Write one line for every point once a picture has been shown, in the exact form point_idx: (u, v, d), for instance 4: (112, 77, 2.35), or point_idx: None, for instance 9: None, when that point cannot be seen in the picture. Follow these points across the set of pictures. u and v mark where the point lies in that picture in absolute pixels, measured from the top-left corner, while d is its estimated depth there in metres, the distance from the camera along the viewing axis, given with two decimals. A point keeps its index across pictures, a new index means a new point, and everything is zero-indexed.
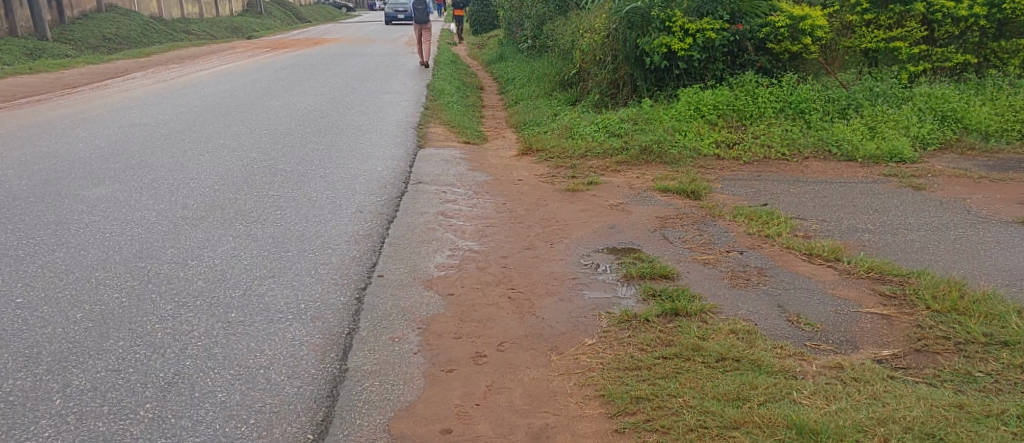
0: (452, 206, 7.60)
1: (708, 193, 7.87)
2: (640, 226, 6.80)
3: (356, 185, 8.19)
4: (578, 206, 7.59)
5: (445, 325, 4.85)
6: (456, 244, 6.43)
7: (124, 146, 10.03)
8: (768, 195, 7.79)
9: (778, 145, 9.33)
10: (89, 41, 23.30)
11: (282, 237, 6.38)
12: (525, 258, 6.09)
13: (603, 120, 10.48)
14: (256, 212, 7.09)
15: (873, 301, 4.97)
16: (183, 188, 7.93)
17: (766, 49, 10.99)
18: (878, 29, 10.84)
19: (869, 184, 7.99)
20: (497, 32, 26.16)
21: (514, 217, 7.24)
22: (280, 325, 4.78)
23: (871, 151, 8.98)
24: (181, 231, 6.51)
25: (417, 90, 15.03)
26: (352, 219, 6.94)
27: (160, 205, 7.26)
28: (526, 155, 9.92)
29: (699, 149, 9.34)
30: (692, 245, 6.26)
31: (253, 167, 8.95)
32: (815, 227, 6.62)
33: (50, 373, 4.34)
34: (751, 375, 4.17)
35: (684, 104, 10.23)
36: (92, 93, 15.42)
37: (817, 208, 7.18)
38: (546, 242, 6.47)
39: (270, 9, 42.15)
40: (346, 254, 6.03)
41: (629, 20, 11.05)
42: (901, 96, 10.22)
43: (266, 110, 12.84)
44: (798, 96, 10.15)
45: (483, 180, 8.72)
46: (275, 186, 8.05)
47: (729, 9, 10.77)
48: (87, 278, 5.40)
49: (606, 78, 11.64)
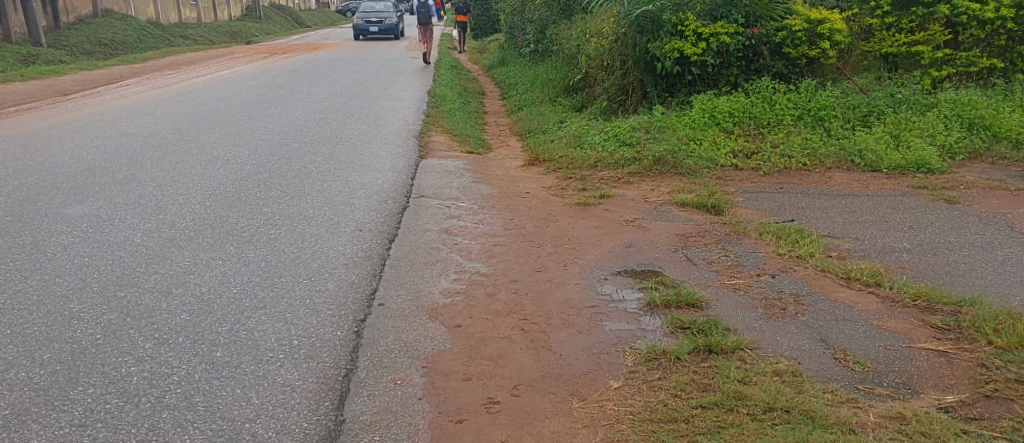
0: (457, 222, 7.16)
1: (729, 207, 7.46)
2: (659, 246, 6.37)
3: (354, 201, 7.74)
4: (591, 222, 7.16)
5: (452, 364, 4.38)
6: (461, 266, 5.98)
7: (111, 158, 9.60)
8: (792, 209, 7.38)
9: (799, 155, 8.88)
10: (84, 47, 22.85)
11: (275, 260, 5.91)
12: (536, 283, 5.65)
13: (612, 128, 10.04)
14: (248, 231, 6.64)
15: (925, 335, 4.49)
16: (171, 205, 7.50)
17: (782, 54, 10.49)
18: (899, 32, 10.37)
19: (900, 197, 7.54)
20: (498, 36, 25.71)
21: (523, 234, 6.80)
22: (269, 367, 4.30)
23: (896, 161, 8.56)
24: (166, 254, 6.08)
25: (417, 97, 14.55)
26: (351, 240, 6.47)
27: (146, 225, 6.83)
28: (532, 166, 9.46)
29: (715, 159, 8.92)
30: (720, 267, 5.81)
31: (247, 180, 8.54)
32: (848, 246, 6.18)
33: (6, 430, 3.88)
34: (805, 430, 3.72)
35: (697, 111, 9.82)
36: (84, 101, 15.05)
37: (847, 224, 6.75)
38: (559, 264, 6.03)
39: (268, 14, 41.66)
40: (344, 279, 5.57)
41: (638, 24, 10.63)
42: (925, 103, 9.76)
43: (261, 119, 12.41)
44: (816, 102, 9.70)
45: (489, 193, 8.27)
46: (270, 202, 7.62)
47: (744, 13, 10.40)
48: (59, 312, 4.96)
49: (613, 84, 11.22)
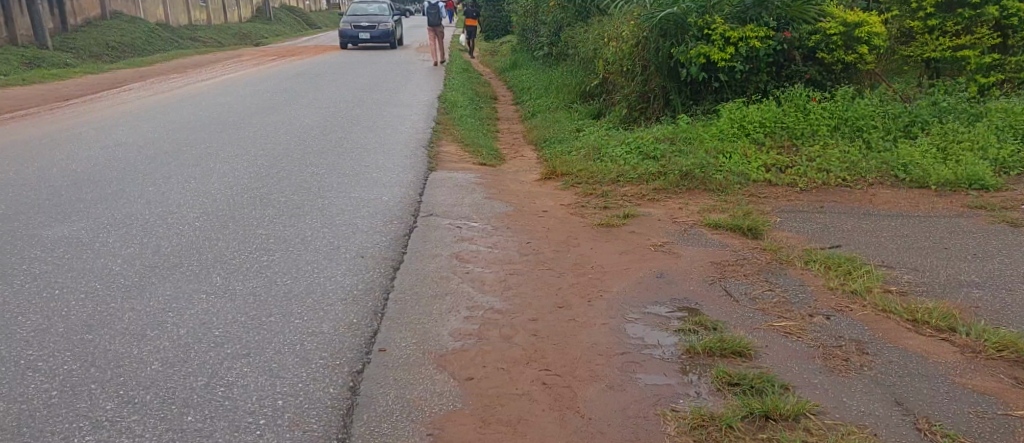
0: (469, 246, 6.52)
1: (767, 229, 6.81)
2: (694, 276, 5.72)
3: (357, 221, 7.09)
4: (616, 246, 6.50)
5: (465, 431, 3.88)
6: (474, 301, 5.33)
7: (102, 171, 8.99)
8: (838, 232, 6.73)
9: (837, 168, 8.20)
10: (90, 49, 22.33)
11: (265, 294, 5.24)
12: (559, 323, 5.00)
13: (634, 139, 9.37)
14: (238, 258, 6.00)
15: (1019, 398, 4.04)
16: (158, 226, 6.87)
17: (816, 59, 9.84)
18: (944, 36, 9.64)
19: (955, 220, 6.92)
20: (511, 37, 25.11)
21: (542, 261, 6.17)
22: (246, 438, 3.79)
23: (946, 177, 7.88)
24: (145, 286, 5.41)
25: (428, 102, 13.91)
26: (352, 268, 5.80)
27: (129, 249, 6.20)
28: (550, 180, 8.80)
29: (747, 174, 8.24)
30: (765, 305, 5.18)
31: (243, 196, 7.91)
32: (907, 279, 5.55)
33: None
34: None
35: (725, 121, 9.15)
36: (84, 106, 14.47)
37: (902, 252, 6.11)
38: (583, 298, 5.39)
39: (279, 15, 41.12)
40: (340, 319, 4.86)
41: (662, 27, 9.98)
42: (972, 112, 9.07)
43: (265, 127, 11.79)
44: (854, 111, 9.01)
45: (504, 211, 7.62)
46: (266, 222, 6.98)
47: (775, 15, 9.73)
48: (15, 359, 4.34)
49: (634, 91, 10.53)
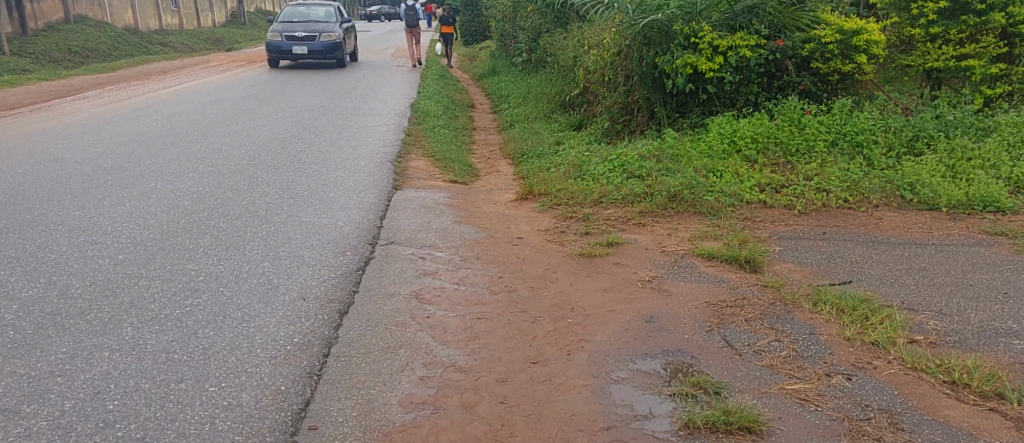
0: (433, 282, 5.71)
1: (767, 260, 6.05)
2: (689, 321, 4.93)
3: (304, 252, 6.27)
4: (600, 282, 5.71)
5: None
6: (432, 354, 4.51)
7: (28, 191, 8.11)
8: (847, 264, 5.98)
9: (838, 188, 7.45)
10: (50, 54, 21.31)
11: (180, 352, 4.43)
12: (530, 385, 4.22)
13: (617, 156, 8.58)
14: (157, 300, 5.17)
15: None
16: (74, 259, 6.02)
17: (810, 69, 9.09)
18: (946, 44, 8.84)
19: (974, 249, 6.21)
20: (490, 43, 24.27)
21: (514, 299, 5.38)
22: None
23: (957, 199, 7.15)
24: (39, 339, 4.56)
25: (398, 111, 13.08)
26: (289, 313, 5.01)
27: (32, 290, 5.34)
28: (526, 200, 7.98)
29: (740, 194, 7.47)
30: (774, 360, 4.41)
31: (179, 222, 7.06)
32: (935, 324, 4.81)
33: None
34: None
35: (715, 136, 8.39)
36: (31, 115, 13.55)
37: (924, 290, 5.36)
38: (561, 351, 4.56)
39: (254, 20, 40.12)
40: (264, 386, 4.17)
41: (644, 35, 9.24)
42: (980, 126, 8.34)
43: (219, 140, 10.94)
44: (854, 125, 8.24)
45: (473, 238, 6.80)
46: (199, 254, 6.15)
47: (766, 22, 8.97)
48: None
49: (616, 103, 9.76)
